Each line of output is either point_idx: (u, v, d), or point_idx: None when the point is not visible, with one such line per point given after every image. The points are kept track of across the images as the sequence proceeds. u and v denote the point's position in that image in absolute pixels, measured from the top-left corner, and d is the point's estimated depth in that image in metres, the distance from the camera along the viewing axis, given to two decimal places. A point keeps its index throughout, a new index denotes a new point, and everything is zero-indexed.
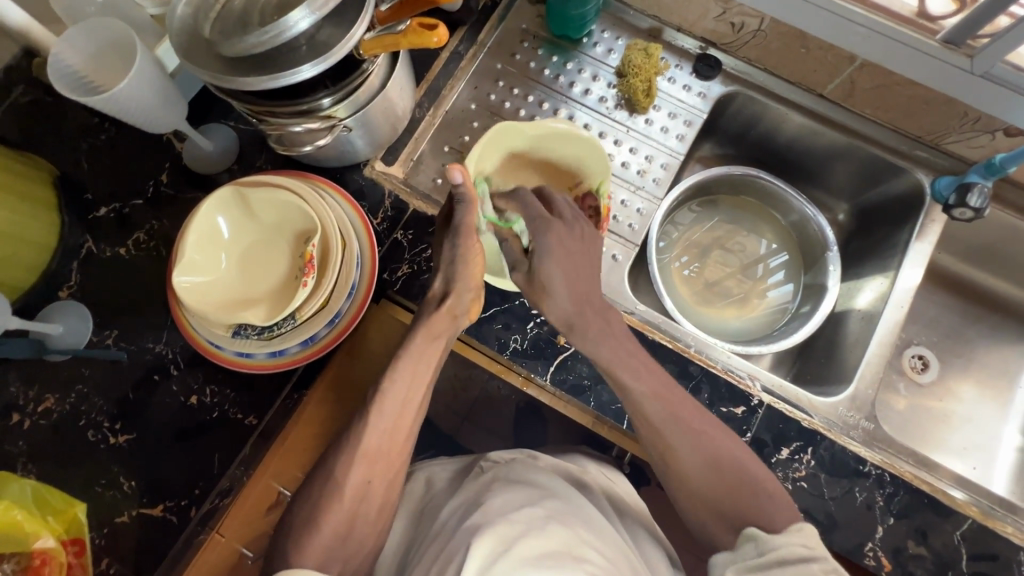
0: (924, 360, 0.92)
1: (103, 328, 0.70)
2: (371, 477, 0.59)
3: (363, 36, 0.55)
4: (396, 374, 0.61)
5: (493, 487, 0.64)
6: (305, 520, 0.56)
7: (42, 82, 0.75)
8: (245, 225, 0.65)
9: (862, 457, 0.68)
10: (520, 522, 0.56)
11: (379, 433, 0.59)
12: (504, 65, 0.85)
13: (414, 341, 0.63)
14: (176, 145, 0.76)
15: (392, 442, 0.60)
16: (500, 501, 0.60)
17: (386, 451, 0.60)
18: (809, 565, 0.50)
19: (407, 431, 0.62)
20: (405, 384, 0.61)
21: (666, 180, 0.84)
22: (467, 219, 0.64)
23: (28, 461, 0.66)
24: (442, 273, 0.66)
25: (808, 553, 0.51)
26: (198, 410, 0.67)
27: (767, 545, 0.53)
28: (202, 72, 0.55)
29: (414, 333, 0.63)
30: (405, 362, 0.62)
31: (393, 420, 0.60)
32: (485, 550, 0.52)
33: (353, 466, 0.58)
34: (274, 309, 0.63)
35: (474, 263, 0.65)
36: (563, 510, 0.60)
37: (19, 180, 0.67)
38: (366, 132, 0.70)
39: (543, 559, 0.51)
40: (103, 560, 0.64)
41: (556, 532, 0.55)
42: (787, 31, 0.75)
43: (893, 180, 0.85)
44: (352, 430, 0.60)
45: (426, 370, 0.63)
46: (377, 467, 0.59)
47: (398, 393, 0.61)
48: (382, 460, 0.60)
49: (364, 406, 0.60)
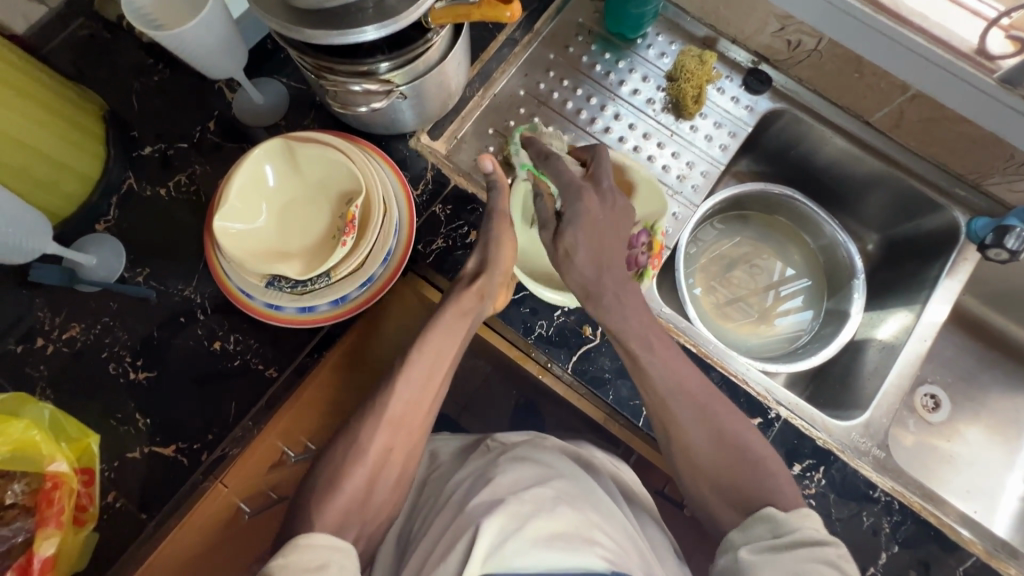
0: (935, 399, 0.92)
1: (135, 265, 0.70)
2: (393, 444, 0.60)
3: (434, 5, 0.56)
4: (425, 346, 0.63)
5: (500, 462, 0.65)
6: (329, 482, 0.56)
7: (103, 18, 0.77)
8: (290, 178, 0.65)
9: (873, 483, 0.68)
10: (530, 503, 0.56)
11: (403, 401, 0.61)
12: (557, 56, 0.86)
13: (443, 315, 0.65)
14: (227, 95, 0.77)
15: (414, 414, 0.62)
16: (509, 477, 0.61)
17: (410, 421, 0.61)
18: (825, 548, 0.49)
19: (428, 406, 0.63)
20: (434, 356, 0.63)
21: (704, 188, 0.84)
22: (500, 204, 0.68)
23: (47, 386, 0.66)
24: (477, 254, 0.68)
25: (821, 537, 0.51)
26: (220, 356, 0.68)
27: (783, 528, 0.52)
28: (272, 20, 0.56)
29: (442, 310, 0.65)
30: (434, 336, 0.64)
31: (418, 389, 0.62)
32: (495, 526, 0.52)
33: (377, 432, 0.59)
34: (309, 265, 0.64)
35: (507, 247, 0.68)
36: (572, 493, 0.60)
37: (71, 108, 0.67)
38: (418, 103, 0.70)
39: (554, 540, 0.51)
40: (110, 493, 0.64)
41: (566, 515, 0.55)
42: (844, 54, 0.76)
43: (929, 216, 0.85)
44: (379, 397, 0.61)
45: (452, 347, 0.65)
46: (400, 436, 0.60)
47: (423, 365, 0.63)
48: (405, 428, 0.61)
49: (392, 374, 0.62)
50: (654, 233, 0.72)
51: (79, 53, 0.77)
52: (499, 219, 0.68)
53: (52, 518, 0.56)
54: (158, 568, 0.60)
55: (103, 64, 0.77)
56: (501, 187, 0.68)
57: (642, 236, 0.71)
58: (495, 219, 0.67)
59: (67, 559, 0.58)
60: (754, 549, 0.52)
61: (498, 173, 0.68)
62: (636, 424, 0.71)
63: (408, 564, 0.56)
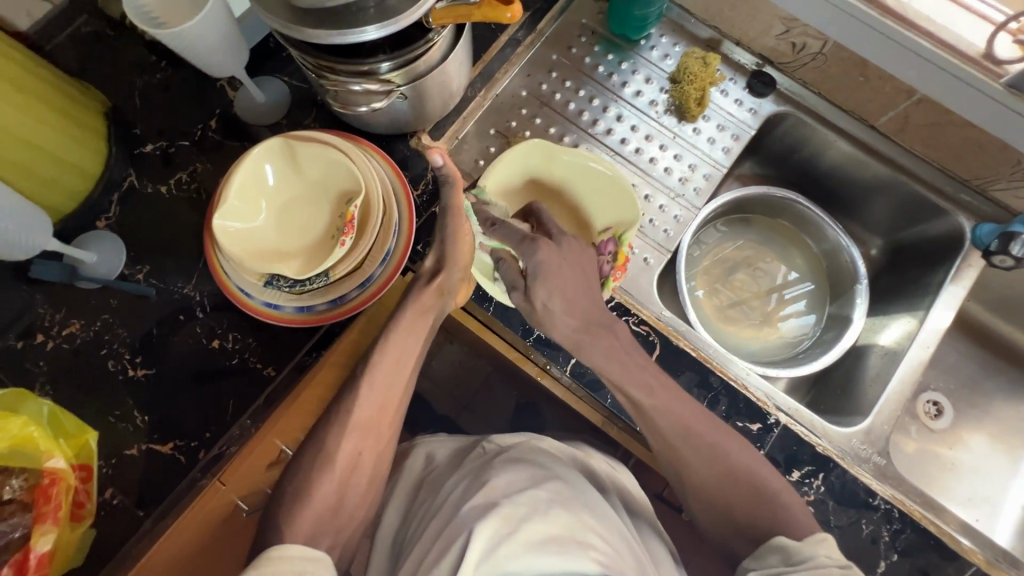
0: (938, 406, 0.91)
1: (135, 263, 0.70)
2: (361, 449, 0.60)
3: (435, 5, 0.56)
4: (387, 348, 0.63)
5: (496, 464, 0.64)
6: (298, 491, 0.57)
7: (106, 15, 0.77)
8: (290, 178, 0.65)
9: (873, 490, 0.68)
10: (524, 505, 0.56)
11: (370, 407, 0.61)
12: (559, 57, 0.85)
13: (404, 315, 0.64)
14: (229, 93, 0.76)
15: (382, 418, 0.62)
16: (503, 479, 0.60)
17: (376, 423, 0.62)
18: (835, 574, 0.52)
19: (394, 411, 0.64)
20: (395, 358, 0.63)
21: (706, 190, 0.83)
22: (456, 200, 0.64)
23: (47, 382, 0.66)
24: (433, 251, 0.67)
25: (836, 565, 0.53)
26: (219, 355, 0.68)
27: (797, 557, 0.54)
28: (274, 20, 0.56)
29: (402, 311, 0.65)
30: (396, 338, 0.63)
31: (382, 394, 0.62)
32: (487, 533, 0.52)
33: (344, 438, 0.59)
34: (308, 264, 0.63)
35: (464, 241, 0.66)
36: (567, 495, 0.59)
37: (73, 105, 0.67)
38: (419, 104, 0.70)
39: (548, 544, 0.51)
40: (107, 490, 0.64)
41: (561, 516, 0.55)
42: (849, 57, 0.75)
43: (934, 221, 0.84)
44: (343, 402, 0.61)
45: (412, 346, 0.65)
46: (366, 441, 0.61)
47: (386, 370, 0.62)
48: (371, 430, 0.61)
49: (353, 380, 0.62)
50: (621, 244, 0.74)
51: (82, 50, 0.77)
52: (453, 219, 0.65)
53: (49, 514, 0.57)
54: (152, 567, 0.59)
55: (106, 62, 0.77)
56: (454, 181, 0.63)
57: (609, 246, 0.74)
58: (449, 218, 0.65)
59: (63, 555, 0.58)
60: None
61: (450, 166, 0.62)
62: (634, 428, 0.70)
63: (403, 567, 0.56)
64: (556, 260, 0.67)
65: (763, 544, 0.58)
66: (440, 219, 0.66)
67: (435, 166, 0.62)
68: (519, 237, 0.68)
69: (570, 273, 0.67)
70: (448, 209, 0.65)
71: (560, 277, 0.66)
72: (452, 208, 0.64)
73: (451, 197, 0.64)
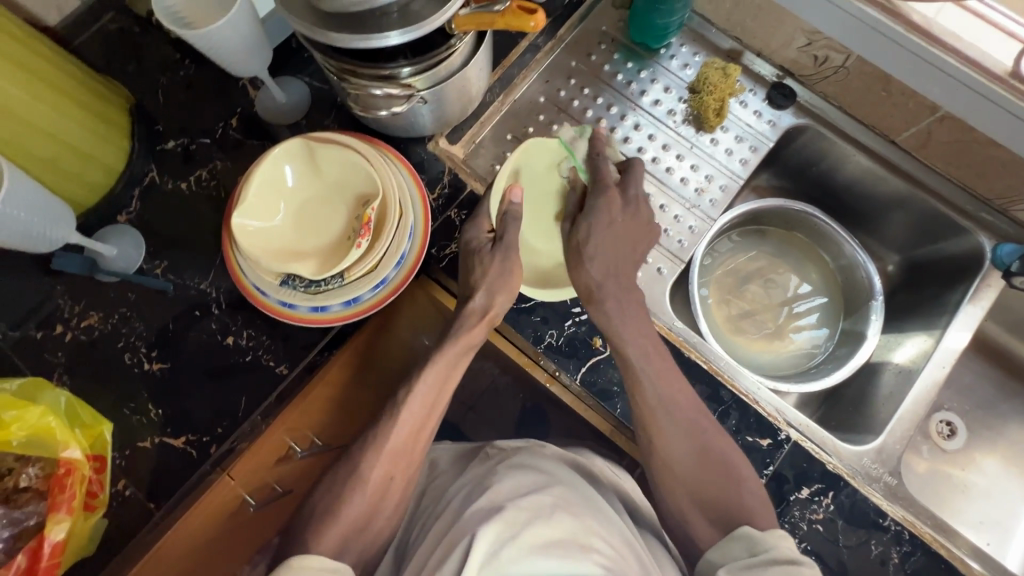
0: (951, 426, 0.90)
1: (154, 258, 0.71)
2: (393, 473, 0.61)
3: (458, 12, 0.56)
4: (427, 376, 0.64)
5: (498, 471, 0.64)
6: (328, 509, 0.58)
7: (132, 11, 0.79)
8: (310, 179, 0.66)
9: (883, 511, 0.67)
10: (527, 509, 0.56)
11: (405, 434, 0.62)
12: (579, 64, 0.85)
13: (448, 345, 0.65)
14: (251, 92, 0.77)
15: (414, 443, 0.63)
16: (507, 484, 0.61)
17: (409, 448, 0.63)
18: (798, 566, 0.50)
19: (426, 438, 0.65)
20: (435, 386, 0.64)
21: (723, 202, 0.83)
22: (514, 236, 0.67)
23: (64, 372, 0.68)
24: (483, 289, 0.65)
25: (796, 555, 0.52)
26: (232, 351, 0.68)
27: (761, 546, 0.53)
28: (298, 24, 0.57)
29: (451, 340, 0.65)
30: (437, 367, 0.64)
31: (419, 420, 0.63)
32: (491, 536, 0.52)
33: (377, 462, 0.60)
34: (323, 265, 0.64)
35: (513, 277, 0.66)
36: (572, 500, 0.59)
37: (99, 100, 0.68)
38: (438, 108, 0.70)
39: (550, 547, 0.51)
40: (121, 481, 0.65)
41: (565, 521, 0.55)
42: (872, 72, 0.75)
43: (953, 240, 0.83)
44: (382, 427, 0.62)
45: (453, 375, 0.66)
46: (399, 464, 0.62)
47: (425, 397, 0.63)
48: (406, 456, 0.62)
49: (393, 407, 0.63)
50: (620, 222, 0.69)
51: (109, 46, 0.79)
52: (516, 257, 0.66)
53: (64, 503, 0.57)
54: (168, 547, 0.62)
55: (131, 58, 0.78)
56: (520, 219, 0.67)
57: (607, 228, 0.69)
58: (513, 254, 0.66)
59: (75, 544, 0.59)
60: (732, 566, 0.54)
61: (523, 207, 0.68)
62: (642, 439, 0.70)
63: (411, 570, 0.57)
64: (615, 209, 0.67)
65: (729, 535, 0.57)
66: (501, 252, 0.66)
67: (510, 202, 0.68)
68: (598, 180, 0.69)
69: (623, 224, 0.67)
70: (509, 244, 0.66)
71: (622, 230, 0.67)
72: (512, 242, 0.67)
73: (511, 232, 0.67)
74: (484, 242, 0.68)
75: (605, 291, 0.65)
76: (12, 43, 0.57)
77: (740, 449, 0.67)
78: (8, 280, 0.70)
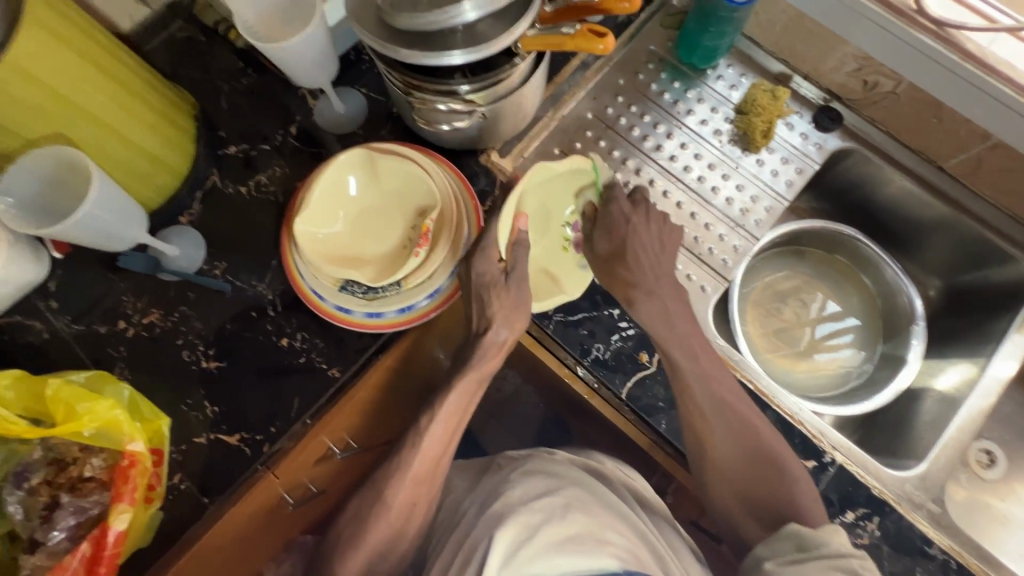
0: (991, 455, 0.88)
1: (213, 259, 0.74)
2: (415, 498, 0.64)
3: (526, 32, 0.58)
4: (447, 406, 0.65)
5: (512, 477, 0.66)
6: (354, 536, 0.62)
7: (200, 21, 0.82)
8: (370, 188, 0.68)
9: (930, 539, 0.66)
10: (541, 511, 0.57)
11: (427, 459, 0.64)
12: (626, 81, 0.87)
13: (466, 377, 0.66)
14: (310, 102, 0.80)
15: (436, 468, 0.65)
16: (519, 489, 0.62)
17: (432, 474, 0.65)
18: (850, 561, 0.54)
19: (446, 460, 0.66)
20: (453, 416, 0.66)
21: (768, 222, 0.83)
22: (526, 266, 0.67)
23: (126, 366, 0.70)
24: (503, 319, 0.66)
25: (848, 551, 0.55)
26: (287, 353, 0.70)
27: (810, 542, 0.56)
28: (368, 36, 0.58)
29: (470, 368, 0.66)
30: (457, 397, 0.66)
31: (440, 445, 0.65)
32: (509, 537, 0.54)
33: (402, 489, 0.63)
34: (380, 273, 0.66)
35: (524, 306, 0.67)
36: (583, 498, 0.60)
37: (172, 106, 0.71)
38: (495, 123, 0.72)
39: (566, 544, 0.52)
40: (176, 475, 0.67)
41: (577, 520, 0.56)
42: (922, 98, 0.75)
43: (998, 267, 0.82)
44: (403, 456, 0.64)
45: (470, 404, 0.67)
46: (421, 490, 0.64)
47: (447, 422, 0.65)
48: (428, 481, 0.65)
49: (414, 436, 0.64)
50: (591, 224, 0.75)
51: (176, 53, 0.82)
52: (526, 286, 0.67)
53: (127, 494, 0.59)
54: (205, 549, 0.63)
55: (197, 65, 0.81)
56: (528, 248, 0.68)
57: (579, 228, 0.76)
58: (523, 284, 0.67)
59: (134, 535, 0.61)
60: (779, 562, 0.56)
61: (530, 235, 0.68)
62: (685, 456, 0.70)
63: None
64: (629, 211, 0.73)
65: (778, 531, 0.60)
66: (517, 285, 0.66)
67: (520, 231, 0.68)
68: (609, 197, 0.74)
69: (641, 224, 0.72)
70: (521, 276, 0.67)
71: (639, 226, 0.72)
72: (523, 273, 0.67)
73: (522, 262, 0.67)
74: (497, 273, 0.65)
75: (643, 281, 0.69)
76: (109, 57, 0.60)
77: None
78: (74, 274, 0.73)
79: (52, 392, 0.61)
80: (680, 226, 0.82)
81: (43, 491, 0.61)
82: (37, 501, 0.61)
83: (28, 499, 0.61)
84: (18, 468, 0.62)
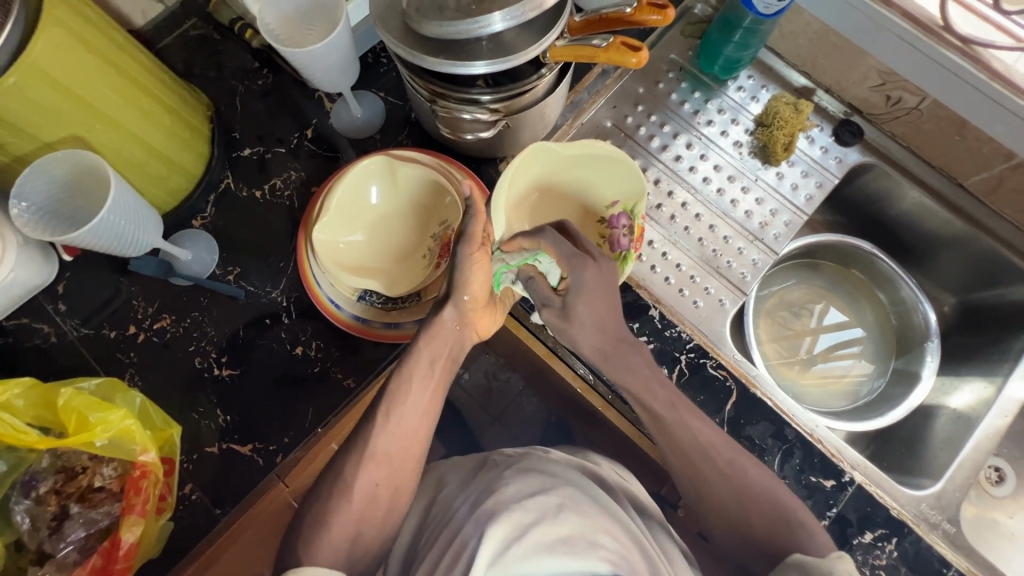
0: (1000, 472, 0.87)
1: (227, 264, 0.72)
2: (378, 480, 0.57)
3: (555, 42, 0.58)
4: (407, 380, 0.60)
5: (507, 474, 0.61)
6: (317, 518, 0.56)
7: (215, 19, 0.80)
8: (389, 196, 0.69)
9: (947, 561, 0.66)
10: (534, 509, 0.54)
11: (388, 435, 0.58)
12: (646, 90, 0.86)
13: (419, 350, 0.62)
14: (327, 105, 0.79)
15: (403, 447, 0.59)
16: (513, 485, 0.58)
17: (396, 454, 0.58)
18: None
19: (415, 440, 0.60)
20: (414, 389, 0.61)
21: (788, 236, 0.82)
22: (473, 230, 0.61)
23: (136, 372, 0.69)
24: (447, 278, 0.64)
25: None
26: (301, 361, 0.69)
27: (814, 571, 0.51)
28: (393, 40, 0.57)
29: (420, 340, 0.62)
30: (411, 369, 0.61)
31: (400, 422, 0.59)
32: (499, 535, 0.51)
33: (360, 466, 0.57)
34: (399, 282, 0.67)
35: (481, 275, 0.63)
36: (578, 498, 0.57)
37: (187, 107, 0.69)
38: (517, 133, 0.71)
39: (557, 545, 0.50)
40: (187, 485, 0.66)
41: (571, 520, 0.53)
42: (946, 116, 0.75)
43: (1014, 285, 0.82)
44: (363, 434, 0.59)
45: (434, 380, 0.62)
46: (386, 471, 0.58)
47: (406, 396, 0.60)
48: (394, 462, 0.58)
49: (372, 412, 0.60)
50: (635, 217, 0.71)
51: (189, 51, 0.80)
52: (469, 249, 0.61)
53: (138, 506, 0.58)
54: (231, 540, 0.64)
55: (211, 64, 0.80)
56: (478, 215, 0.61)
57: (623, 219, 0.71)
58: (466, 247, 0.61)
59: (146, 547, 0.60)
60: None
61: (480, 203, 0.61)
62: None
63: None
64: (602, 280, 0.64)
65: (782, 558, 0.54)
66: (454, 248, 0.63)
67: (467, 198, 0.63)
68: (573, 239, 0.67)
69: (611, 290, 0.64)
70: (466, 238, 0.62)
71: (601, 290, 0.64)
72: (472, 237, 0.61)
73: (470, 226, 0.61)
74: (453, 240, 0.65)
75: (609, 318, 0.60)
76: (122, 53, 0.57)
77: (804, 489, 0.67)
78: (84, 276, 0.71)
79: (63, 401, 0.59)
80: (700, 238, 0.81)
81: (51, 500, 0.60)
82: (44, 510, 0.60)
83: (35, 508, 0.60)
84: (25, 476, 0.61)
